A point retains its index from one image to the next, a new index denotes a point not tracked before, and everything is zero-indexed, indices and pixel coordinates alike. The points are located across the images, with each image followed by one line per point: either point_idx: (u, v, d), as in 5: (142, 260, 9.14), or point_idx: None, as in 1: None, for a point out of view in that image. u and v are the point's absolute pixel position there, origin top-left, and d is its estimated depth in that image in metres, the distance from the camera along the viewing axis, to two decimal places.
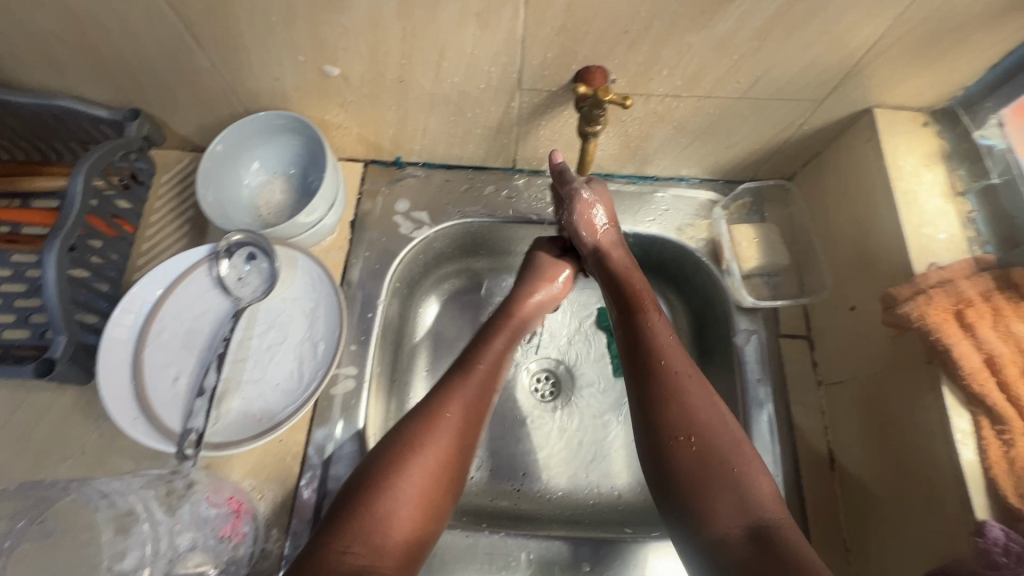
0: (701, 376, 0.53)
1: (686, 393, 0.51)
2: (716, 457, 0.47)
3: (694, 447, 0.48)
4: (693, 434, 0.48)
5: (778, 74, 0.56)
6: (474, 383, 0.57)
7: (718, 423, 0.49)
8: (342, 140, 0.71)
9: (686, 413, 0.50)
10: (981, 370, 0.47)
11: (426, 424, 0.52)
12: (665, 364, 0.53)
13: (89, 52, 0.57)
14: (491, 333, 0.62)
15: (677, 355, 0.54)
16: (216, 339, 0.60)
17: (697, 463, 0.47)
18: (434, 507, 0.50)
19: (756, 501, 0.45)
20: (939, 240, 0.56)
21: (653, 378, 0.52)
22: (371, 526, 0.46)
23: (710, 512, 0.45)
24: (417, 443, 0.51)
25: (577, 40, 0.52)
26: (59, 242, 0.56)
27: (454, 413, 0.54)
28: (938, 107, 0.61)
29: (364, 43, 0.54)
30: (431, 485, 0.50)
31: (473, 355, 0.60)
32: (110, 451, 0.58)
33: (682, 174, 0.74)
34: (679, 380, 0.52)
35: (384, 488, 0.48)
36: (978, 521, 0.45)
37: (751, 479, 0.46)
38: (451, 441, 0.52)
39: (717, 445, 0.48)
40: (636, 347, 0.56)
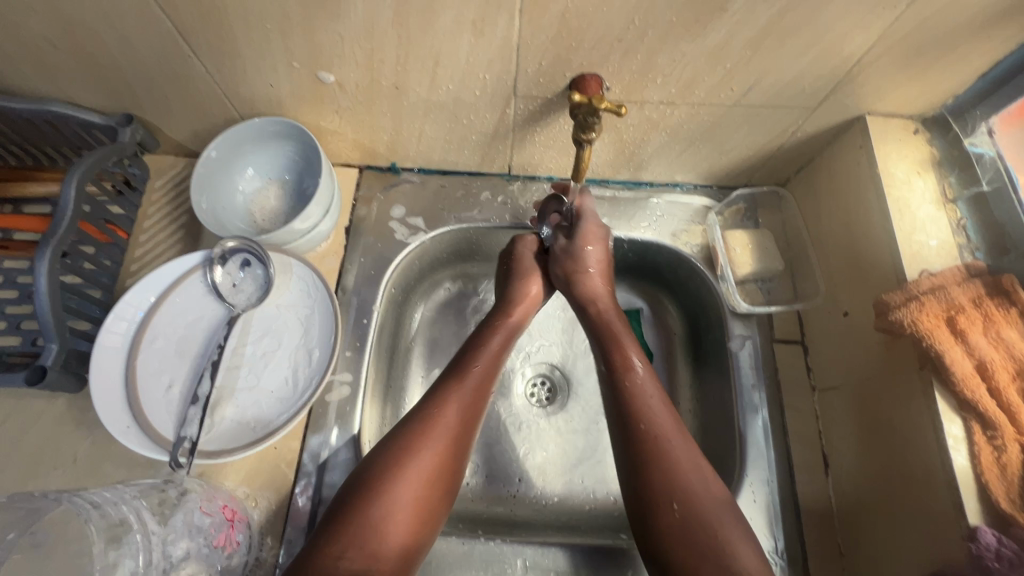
0: (686, 437, 0.53)
1: (670, 458, 0.51)
2: (700, 523, 0.48)
3: (677, 513, 0.49)
4: (676, 501, 0.49)
5: (771, 82, 0.56)
6: (468, 385, 0.57)
7: (701, 489, 0.50)
8: (337, 146, 0.71)
9: (670, 479, 0.50)
10: (972, 376, 0.48)
11: (422, 428, 0.53)
12: (648, 428, 0.53)
13: (81, 57, 0.57)
14: (488, 333, 0.62)
15: (662, 416, 0.54)
16: (210, 346, 0.60)
17: (684, 530, 0.48)
18: (428, 514, 0.50)
19: (740, 570, 0.46)
20: (930, 247, 0.56)
21: (638, 443, 0.53)
22: (367, 530, 0.46)
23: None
24: (413, 447, 0.51)
25: (572, 48, 0.53)
26: (51, 249, 0.55)
27: (450, 416, 0.54)
28: (929, 115, 0.62)
29: (360, 50, 0.55)
30: (426, 490, 0.50)
31: (468, 355, 0.60)
32: (103, 459, 0.58)
33: (677, 180, 0.75)
34: (664, 445, 0.52)
35: (381, 491, 0.48)
36: (971, 526, 0.45)
37: (735, 548, 0.47)
38: (447, 445, 0.53)
39: (700, 511, 0.48)
40: (621, 406, 0.56)
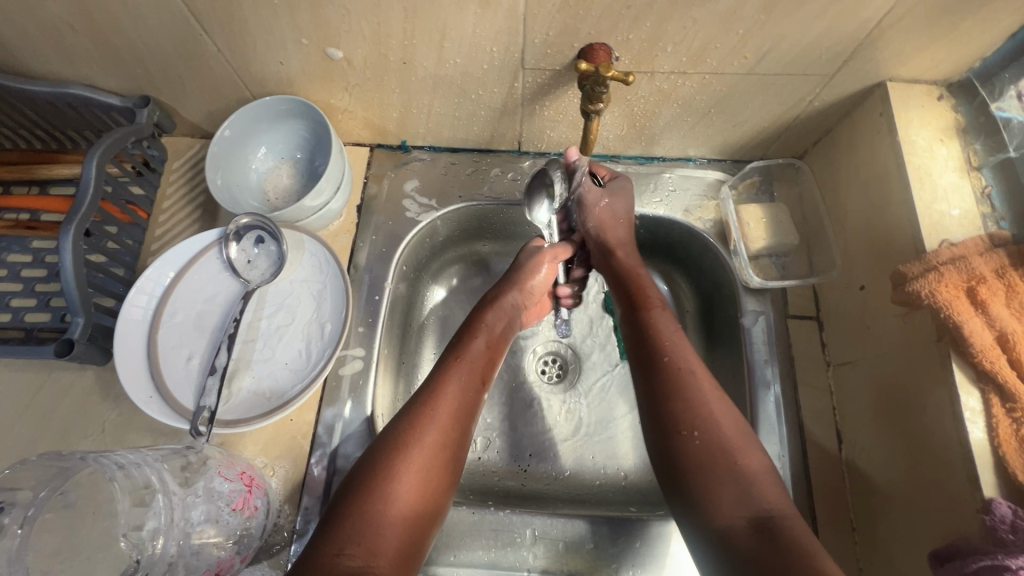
0: (708, 374, 0.55)
1: (694, 389, 0.53)
2: (720, 449, 0.50)
3: (697, 439, 0.50)
4: (697, 427, 0.51)
5: (786, 49, 0.54)
6: (455, 381, 0.58)
7: (724, 419, 0.51)
8: (347, 124, 0.71)
9: (697, 409, 0.52)
10: (992, 348, 0.46)
11: (410, 424, 0.53)
12: (670, 360, 0.56)
13: (98, 39, 0.59)
14: (470, 334, 0.62)
15: (688, 355, 0.56)
16: (226, 320, 0.61)
17: (703, 456, 0.50)
18: (428, 507, 0.51)
19: (759, 495, 0.47)
20: (951, 216, 0.54)
21: (662, 374, 0.55)
22: (364, 529, 0.47)
23: (715, 504, 0.48)
24: (407, 441, 0.52)
25: (579, 17, 0.52)
26: (75, 226, 0.57)
27: (439, 411, 0.55)
28: (954, 80, 0.59)
29: (366, 24, 0.55)
30: (421, 483, 0.51)
31: (453, 352, 0.60)
32: (129, 429, 0.61)
33: (690, 154, 0.73)
34: (688, 379, 0.54)
35: (375, 489, 0.49)
36: (986, 498, 0.44)
37: (754, 475, 0.48)
38: (439, 442, 0.53)
39: (721, 443, 0.50)
40: (644, 346, 0.58)
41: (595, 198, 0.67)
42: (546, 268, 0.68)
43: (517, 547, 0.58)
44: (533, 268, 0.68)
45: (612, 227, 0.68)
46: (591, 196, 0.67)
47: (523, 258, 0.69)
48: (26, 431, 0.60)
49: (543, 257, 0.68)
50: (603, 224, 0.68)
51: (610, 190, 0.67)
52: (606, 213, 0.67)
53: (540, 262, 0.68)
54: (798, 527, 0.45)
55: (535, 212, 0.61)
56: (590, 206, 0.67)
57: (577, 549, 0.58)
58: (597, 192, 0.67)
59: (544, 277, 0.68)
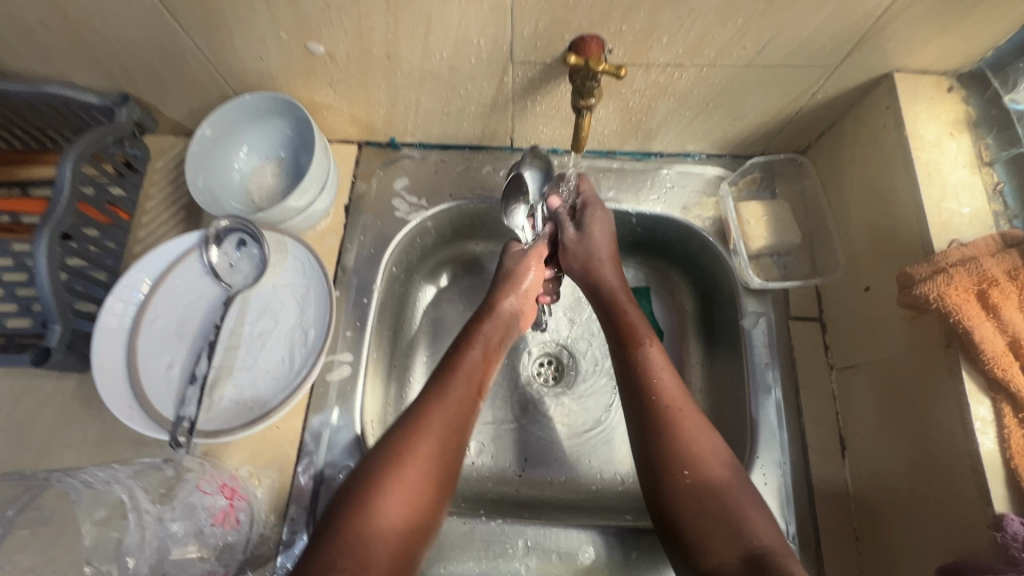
0: (693, 409, 0.54)
1: (682, 427, 0.52)
2: (710, 489, 0.49)
3: (688, 481, 0.50)
4: (687, 468, 0.50)
5: (787, 39, 0.52)
6: (453, 392, 0.56)
7: (712, 457, 0.51)
8: (334, 121, 0.69)
9: (686, 448, 0.51)
10: (1004, 354, 0.44)
11: (405, 435, 0.52)
12: (659, 396, 0.55)
13: (70, 35, 0.56)
14: (466, 343, 0.60)
15: (674, 389, 0.55)
16: (208, 326, 0.59)
17: (694, 496, 0.49)
18: (422, 521, 0.49)
19: (751, 531, 0.47)
20: (962, 215, 0.51)
21: (649, 414, 0.54)
22: (355, 543, 0.45)
23: (707, 543, 0.47)
24: (401, 452, 0.50)
25: (569, 7, 0.49)
26: (49, 232, 0.55)
27: (435, 422, 0.53)
28: (964, 70, 0.56)
29: (346, 18, 0.52)
30: (415, 497, 0.49)
31: (450, 362, 0.58)
32: (112, 437, 0.59)
33: (688, 150, 0.71)
34: (674, 415, 0.53)
35: (368, 502, 0.47)
36: (997, 514, 0.42)
37: (744, 511, 0.48)
38: (433, 455, 0.51)
39: (711, 481, 0.50)
40: (631, 381, 0.57)
41: (575, 242, 0.66)
42: (531, 278, 0.66)
43: (509, 558, 0.57)
44: (521, 274, 0.65)
45: (598, 265, 0.65)
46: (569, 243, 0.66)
47: (507, 261, 0.67)
48: (7, 440, 0.59)
49: (528, 261, 0.66)
50: (584, 262, 0.66)
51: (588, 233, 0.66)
52: (587, 254, 0.66)
53: (528, 267, 0.66)
54: (790, 561, 0.45)
55: (512, 217, 0.70)
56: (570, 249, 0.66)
57: (571, 559, 0.57)
58: (576, 238, 0.66)
59: (531, 280, 0.66)
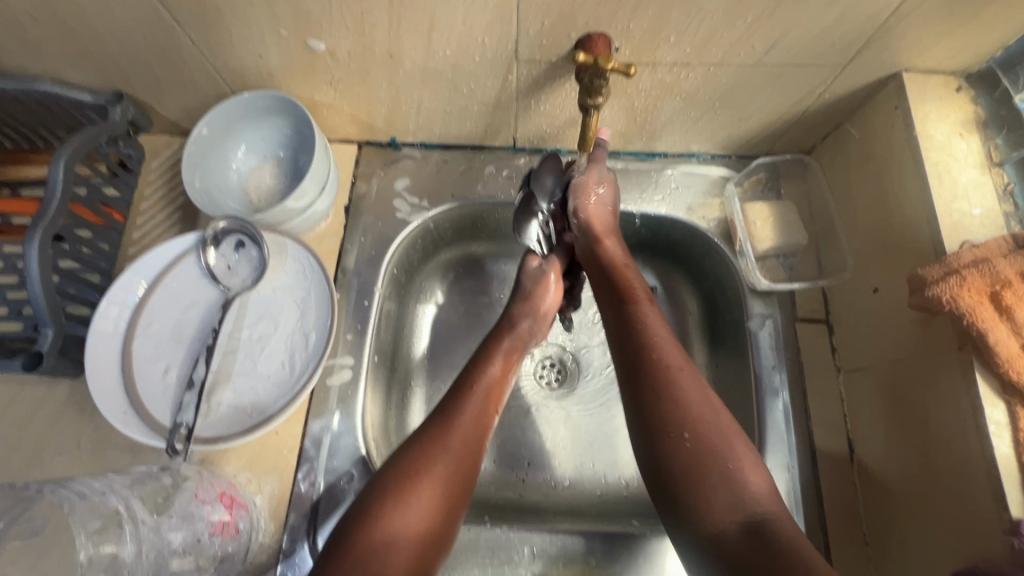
0: (692, 369, 0.53)
1: (682, 389, 0.50)
2: (711, 452, 0.47)
3: (687, 442, 0.48)
4: (686, 430, 0.48)
5: (796, 38, 0.51)
6: (471, 408, 0.55)
7: (715, 419, 0.49)
8: (333, 121, 0.68)
9: (685, 408, 0.49)
10: (1019, 357, 0.43)
11: (418, 452, 0.50)
12: (660, 358, 0.53)
13: (62, 30, 0.55)
14: (486, 359, 0.59)
15: (672, 349, 0.54)
16: (205, 330, 0.57)
17: (693, 457, 0.47)
18: (435, 540, 0.48)
19: (749, 497, 0.45)
20: (972, 216, 0.51)
21: (647, 374, 0.52)
22: (365, 564, 0.43)
23: (706, 509, 0.45)
24: (415, 470, 0.49)
25: (576, 5, 0.48)
26: (41, 232, 0.54)
27: (452, 441, 0.52)
28: (973, 70, 0.56)
29: (348, 14, 0.51)
30: (429, 517, 0.48)
31: (469, 378, 0.57)
32: (105, 444, 0.58)
33: (693, 150, 0.70)
34: (673, 374, 0.51)
35: (379, 518, 0.46)
36: (1013, 519, 0.41)
37: (744, 475, 0.46)
38: (451, 472, 0.50)
39: (710, 441, 0.48)
40: (628, 341, 0.55)
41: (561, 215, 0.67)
42: (552, 298, 0.65)
43: (514, 566, 0.56)
44: (543, 290, 0.65)
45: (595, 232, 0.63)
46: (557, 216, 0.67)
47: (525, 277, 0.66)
48: None
49: (547, 279, 0.65)
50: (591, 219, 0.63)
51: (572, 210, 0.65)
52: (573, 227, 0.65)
53: (547, 285, 0.65)
54: (790, 528, 0.43)
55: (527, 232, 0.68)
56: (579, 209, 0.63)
57: (578, 566, 0.56)
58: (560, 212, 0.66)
59: (550, 301, 0.65)
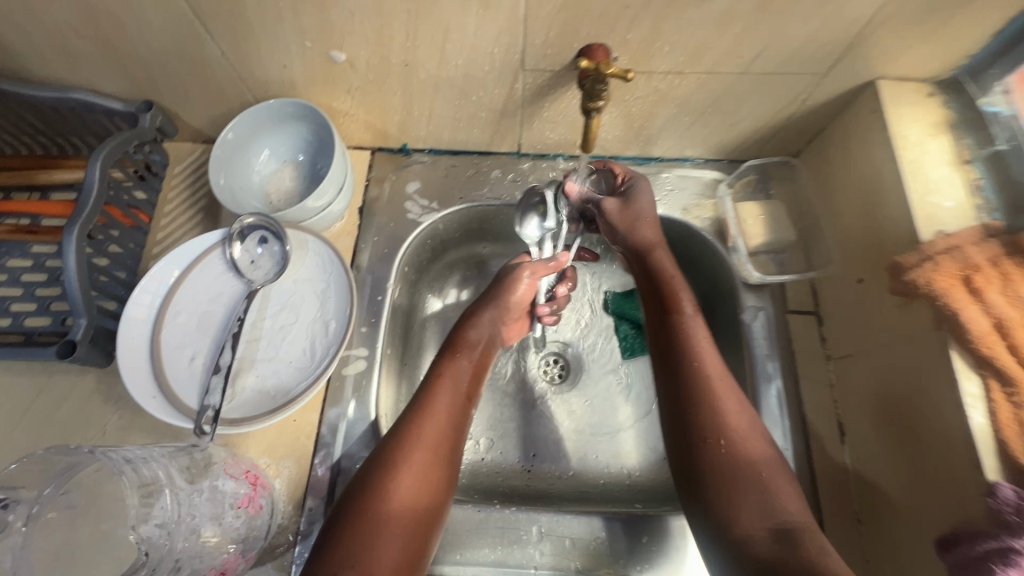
0: (731, 380, 0.55)
1: (720, 398, 0.53)
2: (744, 462, 0.50)
3: (723, 449, 0.51)
4: (723, 436, 0.51)
5: (779, 48, 0.56)
6: (444, 393, 0.58)
7: (749, 432, 0.52)
8: (349, 128, 0.72)
9: (721, 416, 0.52)
10: (989, 334, 0.47)
11: (397, 442, 0.53)
12: (701, 366, 0.55)
13: (103, 43, 0.59)
14: (452, 351, 0.63)
15: (714, 359, 0.56)
16: (230, 320, 0.61)
17: (727, 465, 0.50)
18: (421, 529, 0.49)
19: (780, 506, 0.47)
20: (945, 208, 0.55)
21: (688, 382, 0.55)
22: (356, 554, 0.45)
23: (733, 514, 0.48)
24: (394, 460, 0.51)
25: (578, 18, 0.53)
26: (77, 229, 0.57)
27: (425, 428, 0.54)
28: (942, 77, 0.61)
29: (369, 27, 0.56)
30: (412, 507, 0.50)
31: (435, 372, 0.60)
32: (130, 431, 0.60)
33: (687, 155, 0.74)
34: (710, 384, 0.54)
35: (366, 508, 0.48)
36: (989, 482, 0.45)
37: (776, 485, 0.49)
38: (433, 448, 0.53)
39: (747, 451, 0.50)
40: (670, 350, 0.58)
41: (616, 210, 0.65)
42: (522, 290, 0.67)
43: (523, 544, 0.58)
44: (513, 283, 0.67)
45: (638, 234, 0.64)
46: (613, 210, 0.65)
47: (502, 277, 0.69)
48: (27, 434, 0.60)
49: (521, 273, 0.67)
50: (628, 222, 0.64)
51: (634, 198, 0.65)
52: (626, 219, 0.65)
53: (520, 278, 0.67)
54: (818, 539, 0.45)
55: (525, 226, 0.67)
56: (612, 215, 0.65)
57: (585, 544, 0.58)
58: (618, 205, 0.65)
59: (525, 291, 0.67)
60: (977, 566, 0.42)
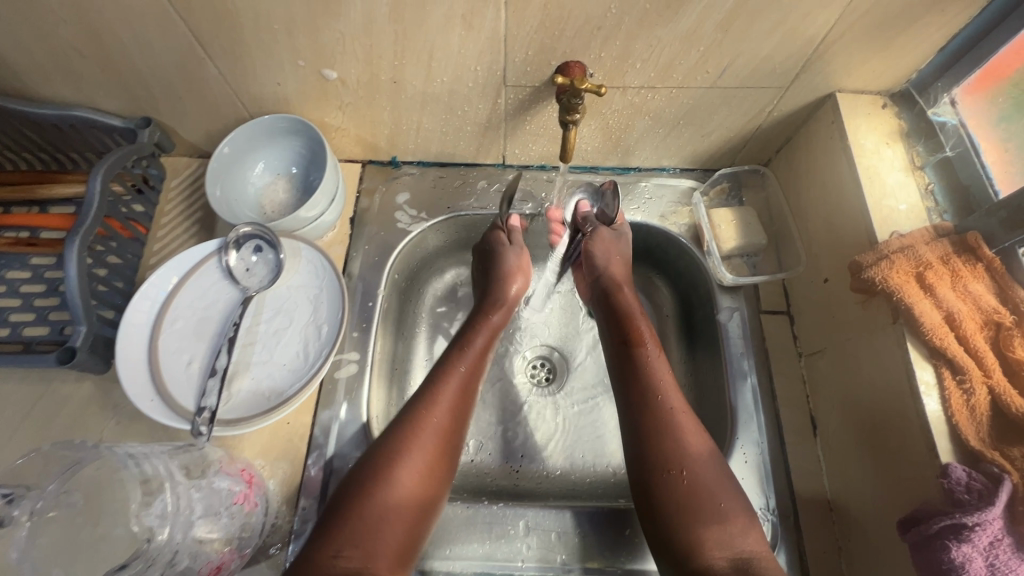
0: (691, 412, 0.58)
1: (683, 432, 0.56)
2: (702, 491, 0.53)
3: (685, 481, 0.53)
4: (685, 468, 0.54)
5: (743, 64, 0.60)
6: (457, 383, 0.62)
7: (710, 462, 0.54)
8: (341, 141, 0.75)
9: (684, 449, 0.55)
10: (941, 326, 0.50)
11: (408, 428, 0.57)
12: (664, 401, 0.58)
13: (104, 63, 0.62)
14: (471, 335, 0.67)
15: (674, 393, 0.59)
16: (226, 325, 0.63)
17: (687, 495, 0.53)
18: (422, 512, 0.54)
19: (736, 537, 0.51)
20: (899, 211, 0.59)
21: (651, 414, 0.58)
22: (363, 534, 0.50)
23: (698, 543, 0.50)
24: (404, 446, 0.56)
25: (555, 37, 0.57)
26: (79, 239, 0.60)
27: (437, 416, 0.58)
28: (895, 90, 0.65)
29: (359, 46, 0.59)
30: (419, 490, 0.55)
31: (453, 357, 0.64)
32: (127, 435, 0.62)
33: (664, 165, 0.78)
34: (675, 417, 0.57)
35: (372, 492, 0.52)
36: (943, 464, 0.48)
37: (733, 515, 0.52)
38: (436, 445, 0.57)
39: (705, 482, 0.53)
40: (635, 383, 0.60)
41: (606, 240, 0.72)
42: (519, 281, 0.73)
43: (510, 539, 0.60)
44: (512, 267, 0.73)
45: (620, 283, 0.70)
46: (604, 238, 0.72)
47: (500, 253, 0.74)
48: (27, 438, 0.61)
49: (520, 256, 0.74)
50: (607, 259, 0.71)
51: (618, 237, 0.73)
52: (606, 254, 0.72)
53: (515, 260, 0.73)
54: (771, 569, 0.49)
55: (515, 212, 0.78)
56: (600, 241, 0.72)
57: (570, 539, 0.60)
58: (610, 235, 0.73)
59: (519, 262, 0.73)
60: (935, 543, 0.45)
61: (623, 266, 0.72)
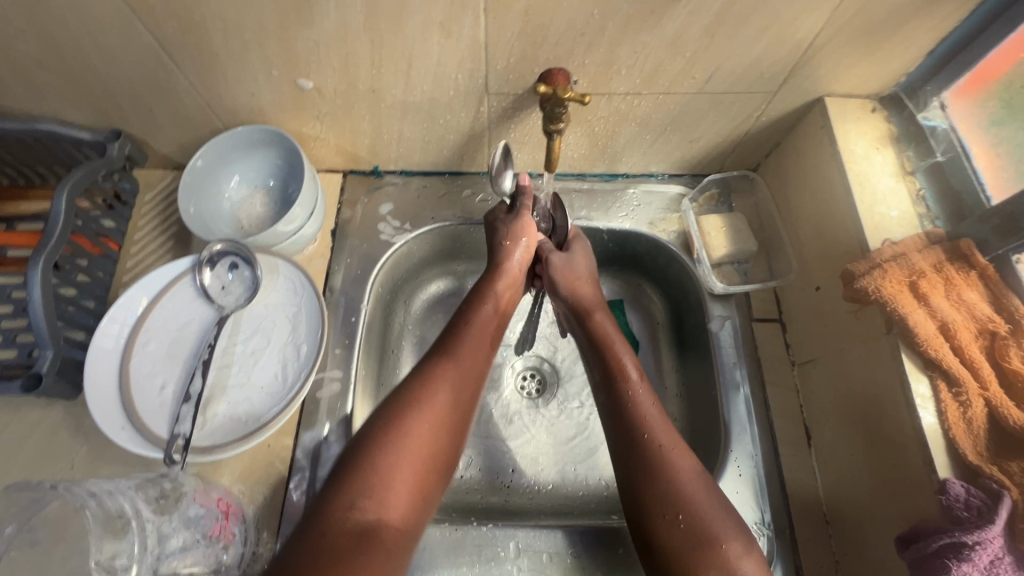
0: (685, 447, 0.55)
1: (677, 472, 0.53)
2: (705, 535, 0.50)
3: (682, 524, 0.50)
4: (681, 513, 0.51)
5: (730, 69, 0.59)
6: (470, 340, 0.60)
7: (709, 503, 0.51)
8: (320, 152, 0.73)
9: (678, 490, 0.52)
10: (935, 337, 0.49)
11: (422, 380, 0.55)
12: (652, 439, 0.55)
13: (68, 74, 0.59)
14: (478, 300, 0.64)
15: (664, 429, 0.56)
16: (200, 346, 0.61)
17: (688, 543, 0.50)
18: (434, 470, 0.52)
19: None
20: (891, 218, 0.58)
21: (641, 454, 0.55)
22: (377, 485, 0.48)
23: None
24: (417, 398, 0.53)
25: (537, 44, 0.55)
26: (43, 260, 0.57)
27: (450, 371, 0.56)
28: (884, 94, 0.64)
29: (335, 56, 0.57)
30: (432, 446, 0.52)
31: (462, 319, 0.62)
32: (99, 463, 0.59)
33: (652, 170, 0.77)
34: (665, 456, 0.54)
35: (385, 443, 0.50)
36: (941, 479, 0.46)
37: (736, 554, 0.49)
38: (450, 400, 0.55)
39: (705, 525, 0.50)
40: (623, 419, 0.58)
41: (563, 263, 0.69)
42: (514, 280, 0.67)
43: (501, 561, 0.58)
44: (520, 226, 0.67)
45: (592, 309, 0.67)
46: (559, 264, 0.69)
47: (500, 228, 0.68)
48: None
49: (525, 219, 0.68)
50: (569, 285, 0.69)
51: (573, 255, 0.70)
52: (570, 274, 0.69)
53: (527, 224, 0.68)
54: None
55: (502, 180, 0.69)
56: (559, 269, 0.69)
57: (563, 560, 0.59)
58: (564, 258, 0.69)
59: (524, 256, 0.68)
60: (936, 562, 0.44)
61: (587, 279, 0.69)
